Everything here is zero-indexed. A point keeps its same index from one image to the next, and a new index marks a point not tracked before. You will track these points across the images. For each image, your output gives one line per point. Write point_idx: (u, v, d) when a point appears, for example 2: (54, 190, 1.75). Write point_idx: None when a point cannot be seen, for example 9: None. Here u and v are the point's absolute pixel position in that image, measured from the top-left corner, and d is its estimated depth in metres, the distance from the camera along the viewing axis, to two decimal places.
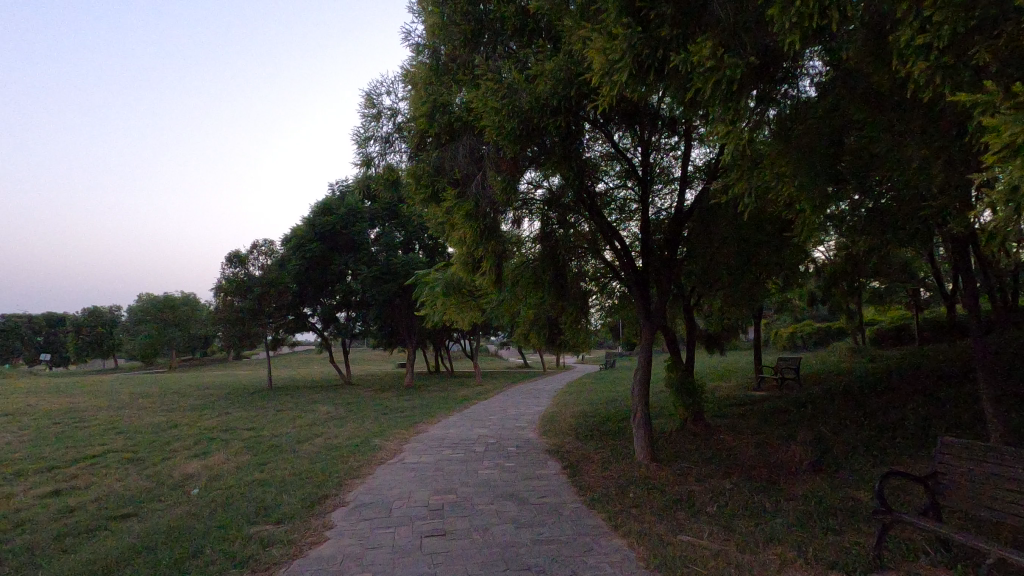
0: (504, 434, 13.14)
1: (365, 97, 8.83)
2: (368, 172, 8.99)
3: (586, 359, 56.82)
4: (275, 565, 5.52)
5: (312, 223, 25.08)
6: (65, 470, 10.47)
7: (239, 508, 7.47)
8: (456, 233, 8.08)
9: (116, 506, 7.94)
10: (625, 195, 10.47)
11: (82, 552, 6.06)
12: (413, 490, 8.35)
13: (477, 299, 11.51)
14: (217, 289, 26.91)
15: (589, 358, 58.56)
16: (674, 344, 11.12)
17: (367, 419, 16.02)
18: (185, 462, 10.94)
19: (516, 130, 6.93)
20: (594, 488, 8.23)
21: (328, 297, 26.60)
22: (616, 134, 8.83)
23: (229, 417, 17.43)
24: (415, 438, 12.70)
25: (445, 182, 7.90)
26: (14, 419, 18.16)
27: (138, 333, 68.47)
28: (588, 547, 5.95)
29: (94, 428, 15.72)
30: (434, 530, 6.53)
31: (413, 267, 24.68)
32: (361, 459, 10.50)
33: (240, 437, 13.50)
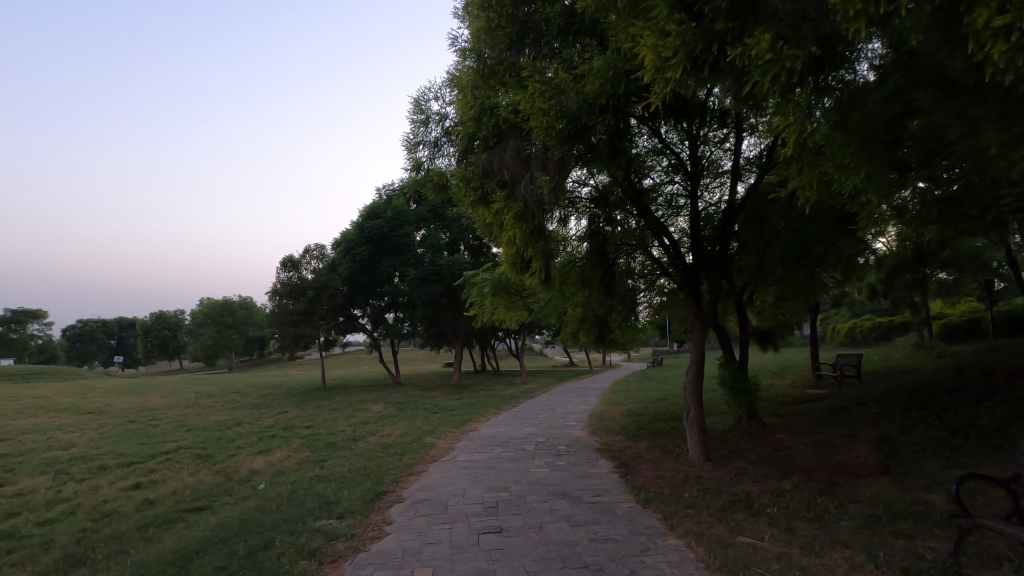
0: (554, 433, 13.19)
1: (413, 103, 9.04)
2: (419, 176, 9.19)
3: (630, 358, 55.49)
4: (341, 558, 5.75)
5: (361, 227, 25.76)
6: (142, 465, 11.18)
7: (303, 503, 7.80)
8: (505, 234, 8.14)
9: (192, 499, 8.44)
10: (673, 189, 10.30)
11: (164, 542, 6.47)
12: (468, 487, 8.51)
13: (524, 299, 11.57)
14: (272, 292, 28.03)
15: (634, 357, 57.34)
16: (726, 341, 10.86)
17: (418, 418, 16.34)
18: (249, 458, 11.45)
19: (564, 130, 6.97)
20: (647, 488, 8.16)
21: (376, 299, 27.28)
22: (664, 128, 8.70)
23: (288, 415, 18.18)
24: (467, 436, 12.90)
25: (493, 184, 8.00)
26: (92, 417, 19.41)
27: (200, 335, 72.04)
28: (645, 546, 5.92)
29: (165, 426, 16.66)
30: (490, 527, 6.64)
31: (459, 267, 25.04)
32: (415, 457, 10.76)
33: (300, 435, 14.05)
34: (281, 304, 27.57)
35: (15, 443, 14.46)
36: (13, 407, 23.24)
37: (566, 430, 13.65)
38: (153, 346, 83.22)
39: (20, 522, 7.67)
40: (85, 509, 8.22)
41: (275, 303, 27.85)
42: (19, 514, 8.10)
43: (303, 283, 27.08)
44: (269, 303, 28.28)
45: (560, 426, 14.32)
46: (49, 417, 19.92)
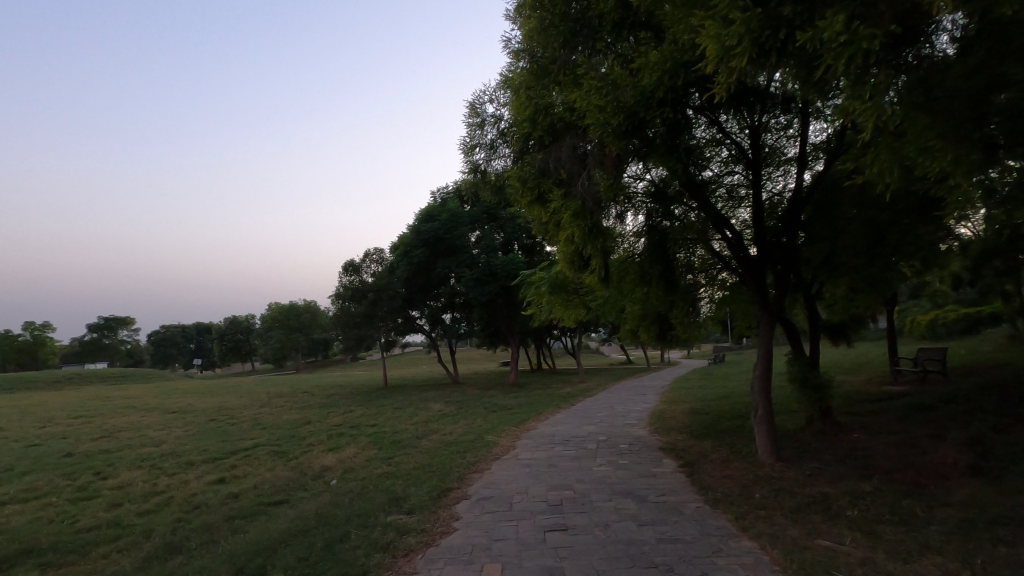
0: (614, 431, 13.06)
1: (469, 107, 9.18)
2: (476, 179, 9.31)
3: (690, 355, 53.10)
4: (413, 551, 5.94)
5: (417, 230, 26.38)
6: (226, 461, 11.94)
7: (374, 498, 8.10)
8: (562, 234, 8.14)
9: (272, 493, 8.94)
10: (734, 180, 9.97)
11: (250, 533, 6.89)
12: (531, 485, 8.56)
13: (582, 297, 11.51)
14: (336, 296, 29.11)
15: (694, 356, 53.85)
16: (794, 336, 10.41)
17: (478, 416, 16.60)
18: (321, 455, 11.99)
19: (621, 125, 6.92)
20: (715, 488, 7.96)
21: (434, 300, 27.85)
22: (723, 117, 8.44)
23: (354, 414, 18.89)
24: (527, 434, 12.98)
25: (550, 183, 8.05)
26: (178, 417, 20.87)
27: (270, 338, 75.96)
28: (717, 547, 5.79)
29: (243, 425, 17.72)
30: (556, 525, 6.68)
31: (513, 267, 25.21)
32: (477, 455, 10.91)
33: (366, 433, 14.55)
34: (344, 307, 28.58)
35: (113, 440, 15.74)
36: (109, 407, 25.30)
37: (627, 428, 13.49)
38: (228, 349, 88.65)
39: (122, 512, 8.36)
40: (177, 501, 8.85)
41: (338, 307, 28.92)
42: (122, 505, 8.82)
43: (364, 287, 27.96)
44: (332, 307, 29.39)
45: (620, 424, 14.15)
46: (140, 416, 21.55)
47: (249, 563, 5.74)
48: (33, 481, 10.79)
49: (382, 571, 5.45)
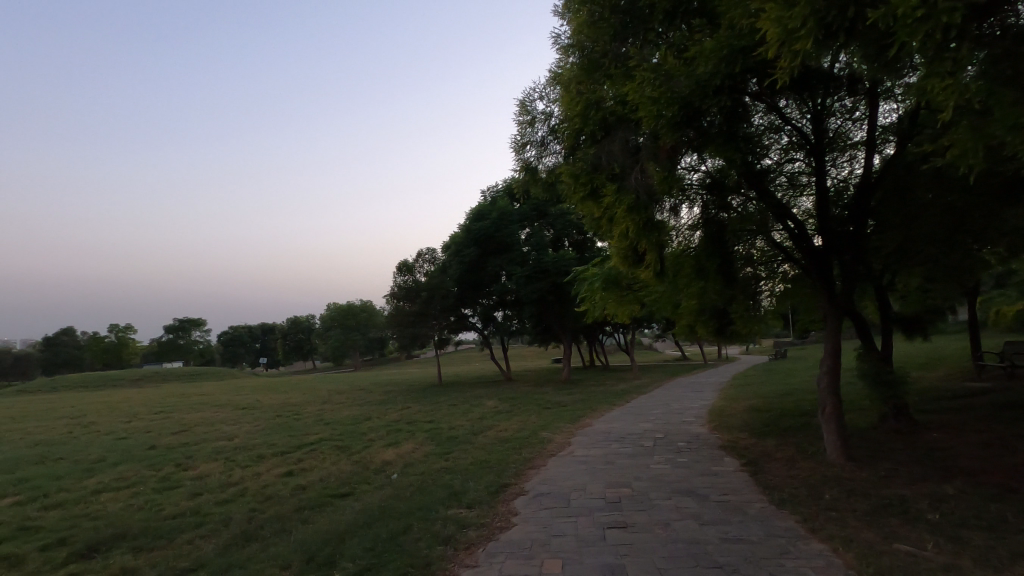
0: (671, 429, 12.81)
1: (519, 105, 9.22)
2: (528, 177, 9.31)
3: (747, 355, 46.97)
4: (474, 545, 6.05)
5: (468, 229, 26.65)
6: (293, 454, 12.53)
7: (434, 492, 8.29)
8: (616, 228, 8.04)
9: (337, 486, 9.32)
10: (796, 168, 9.56)
11: (318, 523, 7.21)
12: (588, 482, 8.53)
13: (636, 293, 11.34)
14: (390, 296, 29.75)
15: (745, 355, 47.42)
16: (864, 330, 9.89)
17: (532, 413, 16.67)
18: (381, 450, 12.37)
19: (676, 116, 6.78)
20: (781, 488, 7.68)
21: (485, 298, 28.14)
22: (783, 102, 8.11)
23: (411, 410, 19.36)
24: (582, 431, 12.93)
25: (602, 178, 7.96)
26: (247, 412, 22.02)
27: (329, 337, 78.94)
28: (785, 549, 5.59)
29: (307, 420, 18.52)
30: (615, 522, 6.63)
31: (564, 264, 25.12)
32: (533, 451, 10.96)
33: (423, 429, 14.91)
34: (398, 307, 29.09)
35: (191, 434, 16.79)
36: (186, 403, 26.98)
37: (684, 426, 13.22)
38: (291, 348, 92.88)
39: (203, 501, 8.92)
40: (251, 492, 9.36)
41: (392, 306, 29.47)
42: (201, 495, 9.40)
43: (417, 286, 28.41)
44: (387, 306, 30.06)
45: (678, 421, 13.87)
46: (214, 411, 22.87)
47: (319, 552, 6.00)
48: (122, 471, 11.66)
49: (445, 563, 5.58)
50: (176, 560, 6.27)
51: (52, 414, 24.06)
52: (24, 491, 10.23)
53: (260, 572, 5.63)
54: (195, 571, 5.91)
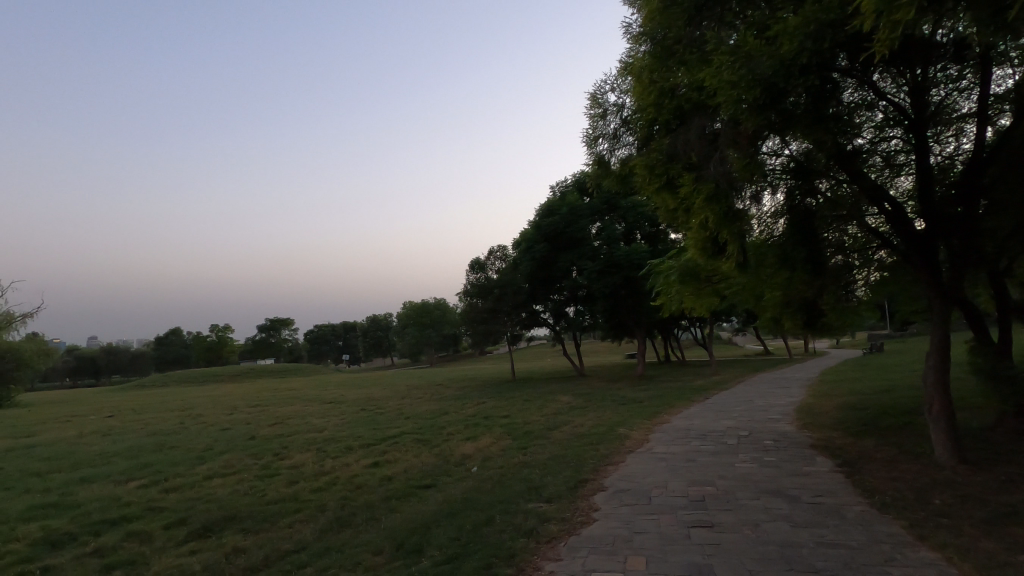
0: (757, 426, 12.24)
1: (590, 99, 9.13)
2: (600, 171, 9.21)
3: (834, 355, 36.85)
4: (556, 539, 6.11)
5: (538, 225, 26.67)
6: (377, 446, 13.14)
7: (513, 486, 8.42)
8: (695, 219, 7.77)
9: (421, 477, 9.69)
10: (893, 146, 8.86)
11: (404, 513, 7.53)
12: (669, 479, 8.35)
13: (715, 285, 10.93)
14: (463, 293, 30.39)
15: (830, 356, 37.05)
16: (977, 321, 9.02)
17: (607, 409, 16.50)
18: (460, 443, 12.70)
19: (759, 99, 6.50)
20: (882, 491, 7.16)
21: (557, 293, 28.11)
22: (877, 77, 7.55)
23: (487, 405, 19.72)
24: (661, 428, 12.64)
25: (679, 168, 7.75)
26: (334, 406, 23.29)
27: (406, 334, 81.87)
28: (890, 557, 5.22)
29: (389, 414, 19.34)
30: (699, 521, 6.46)
31: (638, 257, 24.57)
32: (611, 447, 10.88)
33: (499, 424, 15.14)
34: (471, 304, 29.67)
35: (285, 426, 18.03)
36: (278, 398, 28.89)
37: (771, 424, 12.58)
38: (371, 345, 97.38)
39: (299, 489, 9.55)
40: (341, 481, 9.92)
41: (466, 303, 30.05)
42: (298, 482, 10.08)
43: (489, 283, 28.85)
44: (460, 303, 30.73)
45: (763, 419, 13.21)
46: (303, 405, 24.37)
47: (408, 540, 6.27)
48: (228, 459, 12.70)
49: (528, 555, 5.67)
50: (279, 542, 6.77)
51: (166, 406, 26.61)
52: (147, 475, 11.40)
53: (354, 556, 5.97)
54: (296, 553, 6.36)
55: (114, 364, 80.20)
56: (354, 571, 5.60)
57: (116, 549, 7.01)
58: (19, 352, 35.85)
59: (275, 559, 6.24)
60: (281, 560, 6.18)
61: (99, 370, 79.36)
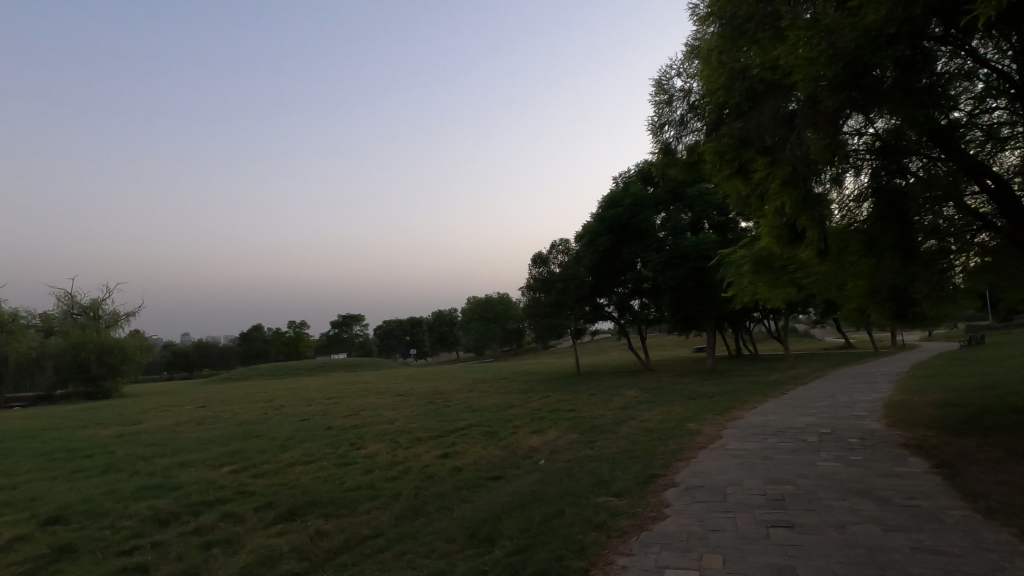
0: (840, 423, 11.56)
1: (655, 85, 8.92)
2: (666, 159, 8.99)
3: (891, 356, 30.05)
4: (627, 533, 6.05)
5: (601, 217, 26.38)
6: (447, 438, 13.48)
7: (582, 479, 8.39)
8: (770, 205, 7.41)
9: (490, 469, 9.85)
10: (997, 116, 8.07)
11: (475, 503, 7.69)
12: (745, 477, 8.05)
13: (792, 274, 10.38)
14: (526, 288, 30.55)
15: (885, 356, 30.29)
16: None
17: (676, 404, 16.10)
18: (527, 436, 12.81)
19: (840, 76, 6.15)
20: (988, 495, 6.57)
21: (621, 286, 27.69)
22: (979, 42, 6.89)
23: (552, 399, 19.74)
24: (733, 423, 12.20)
25: (752, 152, 7.42)
26: (403, 399, 24.06)
27: (471, 329, 83.31)
28: (998, 566, 4.79)
29: (457, 406, 19.80)
30: (779, 521, 6.19)
31: (705, 248, 23.68)
32: (681, 442, 10.61)
33: (565, 417, 15.12)
34: (535, 298, 29.78)
35: (359, 417, 18.85)
36: (351, 390, 30.20)
37: (855, 421, 11.86)
38: (437, 340, 99.90)
39: (374, 477, 9.97)
40: (414, 470, 10.26)
41: (529, 298, 30.20)
42: (373, 471, 10.51)
43: (552, 277, 28.85)
44: (524, 298, 30.92)
45: (847, 416, 12.46)
46: (375, 398, 25.37)
47: (479, 529, 6.40)
48: (308, 448, 13.43)
49: (599, 549, 5.64)
50: (358, 527, 7.09)
51: (250, 398, 28.44)
52: (237, 461, 12.25)
53: (428, 544, 6.16)
54: (375, 538, 6.65)
55: (204, 358, 86.57)
56: (429, 557, 5.78)
57: (214, 528, 7.59)
58: (125, 348, 39.49)
59: (355, 542, 6.55)
60: (360, 544, 6.48)
61: (192, 364, 85.90)
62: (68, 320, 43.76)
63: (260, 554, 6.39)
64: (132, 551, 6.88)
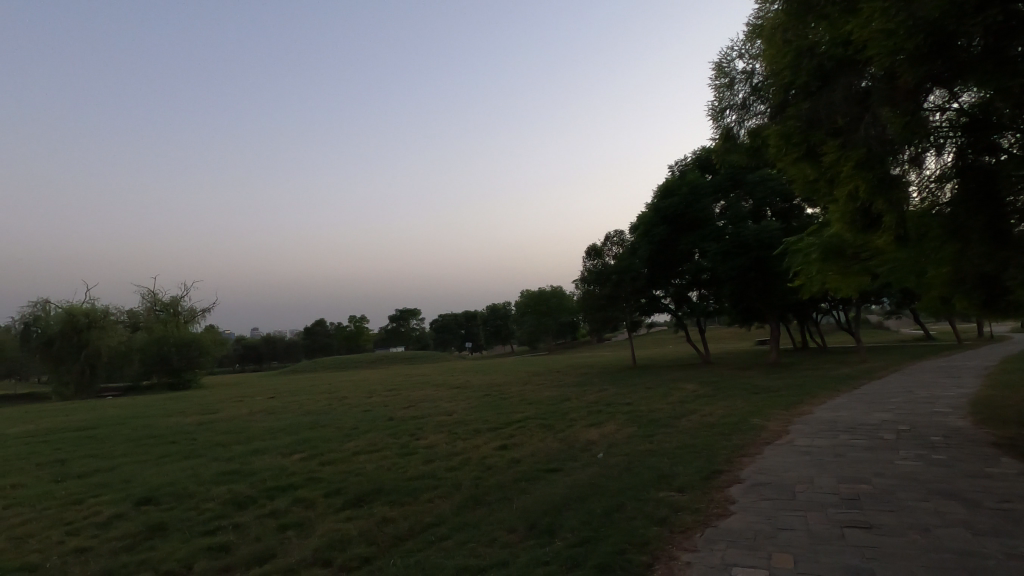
0: (920, 420, 10.87)
1: (715, 68, 8.63)
2: (728, 144, 8.68)
3: (946, 355, 24.67)
4: (691, 529, 5.93)
5: (656, 207, 25.84)
6: (504, 430, 13.62)
7: (642, 474, 8.28)
8: (842, 189, 7.00)
9: (548, 461, 9.89)
10: None
11: (534, 494, 7.75)
12: (816, 474, 7.71)
13: (865, 262, 9.78)
14: (580, 280, 30.33)
15: (941, 356, 24.83)
16: None
17: (738, 398, 15.59)
18: (584, 429, 12.75)
19: (921, 48, 5.77)
20: None
21: (678, 277, 26.99)
22: None
23: (608, 392, 19.53)
24: (801, 419, 11.70)
25: (821, 134, 7.03)
26: (460, 391, 24.47)
27: (524, 322, 83.58)
28: None
29: (512, 399, 19.94)
30: (854, 521, 5.89)
31: (769, 236, 22.65)
32: (745, 438, 10.28)
33: (622, 411, 14.94)
34: (589, 291, 29.57)
35: (418, 409, 19.35)
36: (410, 383, 30.97)
37: (938, 417, 11.10)
38: (491, 334, 100.93)
39: (435, 467, 10.23)
40: (473, 461, 10.45)
41: (583, 290, 29.97)
42: (433, 461, 10.78)
43: (606, 269, 28.49)
44: (578, 291, 30.72)
45: (928, 412, 11.67)
46: (432, 390, 25.94)
47: (540, 520, 6.46)
48: (371, 438, 13.93)
49: (662, 544, 5.57)
50: (422, 515, 7.29)
51: (315, 390, 29.75)
52: (306, 449, 12.86)
53: (490, 533, 6.27)
54: (438, 526, 6.84)
55: (272, 351, 91.05)
56: (491, 546, 5.89)
57: (288, 511, 8.03)
58: (202, 341, 42.16)
59: (419, 530, 6.75)
60: (424, 531, 6.68)
61: (261, 357, 90.55)
62: (151, 316, 47.09)
63: (330, 538, 6.70)
64: (216, 531, 7.37)
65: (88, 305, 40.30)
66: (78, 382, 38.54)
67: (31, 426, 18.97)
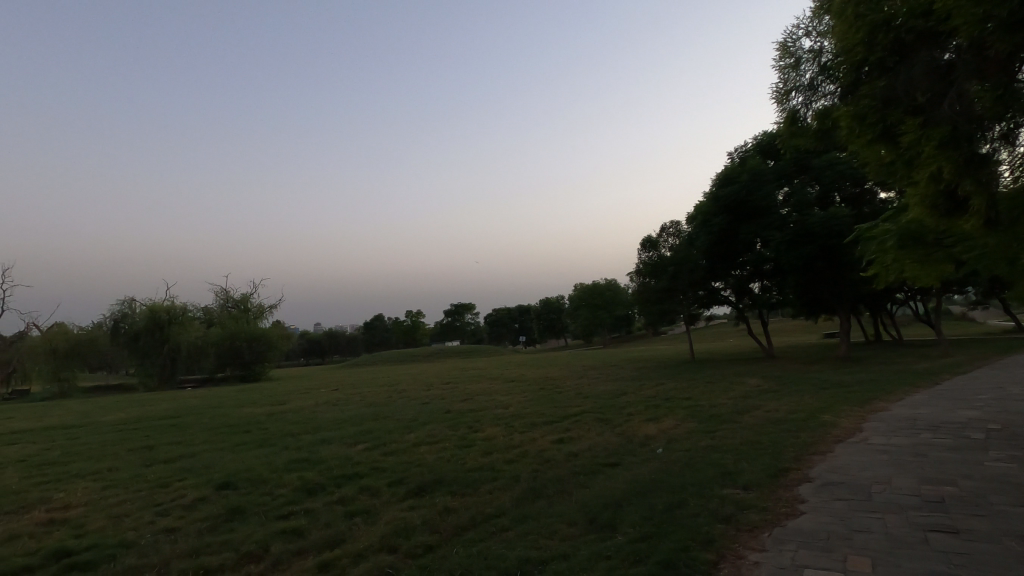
0: (1013, 419, 10.02)
1: (779, 49, 8.25)
2: (794, 128, 8.31)
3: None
4: (759, 528, 5.74)
5: (714, 196, 25.05)
6: (560, 424, 13.59)
7: (705, 470, 8.07)
8: (923, 170, 6.54)
9: (606, 455, 9.80)
10: None
11: (593, 488, 7.71)
12: (894, 475, 7.28)
13: (949, 249, 9.10)
14: (635, 273, 29.78)
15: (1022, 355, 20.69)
16: None
17: (806, 393, 14.87)
18: (642, 424, 12.55)
19: (1014, 14, 5.28)
20: None
21: (739, 268, 26.02)
22: None
23: (666, 387, 19.11)
24: (877, 416, 11.04)
25: (900, 113, 6.60)
26: (515, 385, 24.58)
27: (578, 316, 82.93)
28: None
29: (568, 392, 19.87)
30: (940, 525, 5.53)
31: (838, 223, 21.43)
32: (815, 435, 9.82)
33: (682, 406, 14.57)
34: (645, 283, 28.99)
35: (475, 402, 19.58)
36: (465, 376, 31.40)
37: None
38: (544, 327, 100.80)
39: (494, 459, 10.35)
40: (531, 454, 10.49)
41: (638, 283, 29.39)
42: (492, 453, 10.91)
43: (662, 261, 27.81)
44: (633, 284, 30.15)
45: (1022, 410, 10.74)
46: (487, 383, 26.21)
47: (600, 514, 6.42)
48: (431, 430, 14.25)
49: (728, 542, 5.42)
50: (483, 506, 7.41)
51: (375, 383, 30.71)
52: (369, 440, 13.30)
53: (550, 526, 6.29)
54: (498, 517, 6.93)
55: (334, 346, 94.61)
56: (552, 539, 5.91)
57: (355, 499, 8.35)
58: (270, 336, 44.31)
59: (480, 520, 6.86)
60: (485, 522, 6.78)
61: (323, 351, 94.24)
62: (224, 312, 49.94)
63: (395, 525, 6.93)
64: (289, 515, 7.77)
65: (167, 304, 43.15)
66: (160, 375, 41.42)
67: (122, 416, 20.56)
